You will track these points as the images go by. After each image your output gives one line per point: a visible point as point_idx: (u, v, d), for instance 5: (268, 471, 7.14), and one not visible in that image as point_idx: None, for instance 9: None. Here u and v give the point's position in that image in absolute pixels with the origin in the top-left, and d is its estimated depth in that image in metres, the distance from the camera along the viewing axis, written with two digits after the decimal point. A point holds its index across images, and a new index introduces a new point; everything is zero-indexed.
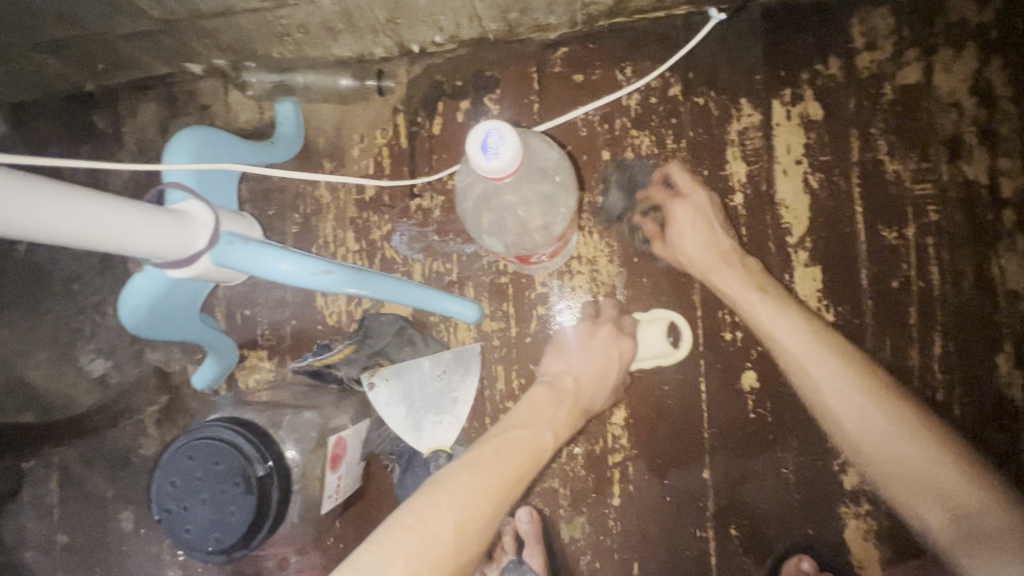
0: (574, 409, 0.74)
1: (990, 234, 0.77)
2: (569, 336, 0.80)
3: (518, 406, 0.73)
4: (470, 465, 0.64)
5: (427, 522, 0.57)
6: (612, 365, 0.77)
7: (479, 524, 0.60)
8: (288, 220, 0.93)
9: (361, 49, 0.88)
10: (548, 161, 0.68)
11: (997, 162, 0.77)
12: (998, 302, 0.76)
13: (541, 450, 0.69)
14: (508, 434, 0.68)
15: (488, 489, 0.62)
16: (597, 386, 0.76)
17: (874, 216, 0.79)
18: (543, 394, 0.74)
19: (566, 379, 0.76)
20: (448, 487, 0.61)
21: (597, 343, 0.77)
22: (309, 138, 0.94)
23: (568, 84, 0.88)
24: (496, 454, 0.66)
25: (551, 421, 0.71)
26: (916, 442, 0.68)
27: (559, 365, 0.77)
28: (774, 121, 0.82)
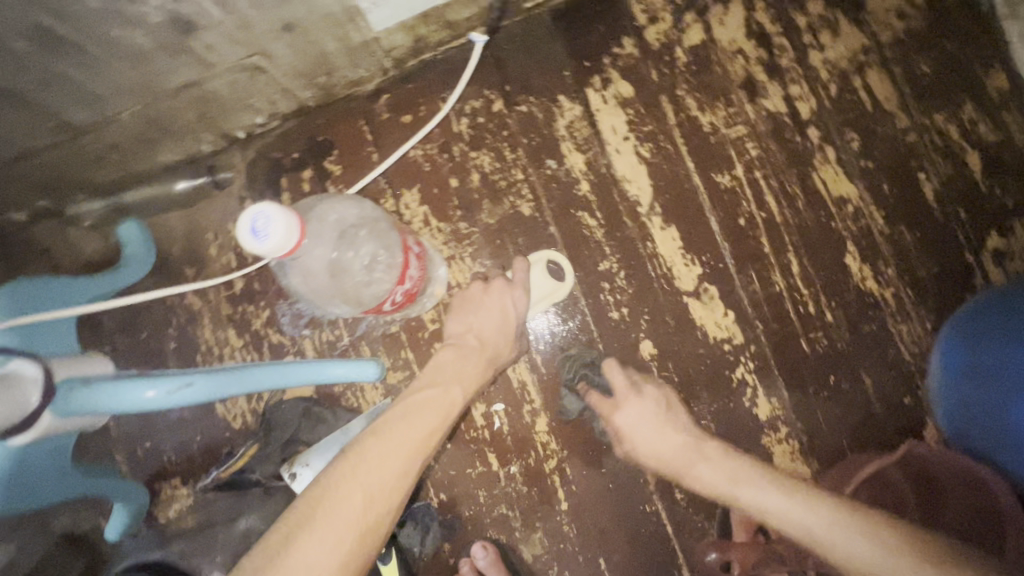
0: (483, 363, 0.72)
1: (805, 153, 0.84)
2: (464, 297, 0.77)
3: (423, 371, 0.70)
4: (377, 431, 0.60)
5: (335, 492, 0.53)
6: (510, 315, 0.76)
7: (393, 482, 0.56)
8: (164, 337, 0.90)
9: (187, 149, 0.87)
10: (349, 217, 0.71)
11: (789, 90, 0.85)
12: (831, 210, 0.83)
13: (452, 405, 0.66)
14: (416, 396, 0.65)
15: (400, 449, 0.59)
16: (498, 336, 0.75)
17: (705, 166, 0.85)
18: (445, 355, 0.72)
19: (468, 337, 0.74)
20: (354, 456, 0.56)
21: (489, 297, 0.76)
22: (161, 251, 0.91)
23: (398, 127, 0.90)
24: (405, 415, 0.63)
25: (457, 375, 0.69)
26: (884, 553, 0.59)
27: (458, 326, 0.75)
28: (593, 109, 0.87)
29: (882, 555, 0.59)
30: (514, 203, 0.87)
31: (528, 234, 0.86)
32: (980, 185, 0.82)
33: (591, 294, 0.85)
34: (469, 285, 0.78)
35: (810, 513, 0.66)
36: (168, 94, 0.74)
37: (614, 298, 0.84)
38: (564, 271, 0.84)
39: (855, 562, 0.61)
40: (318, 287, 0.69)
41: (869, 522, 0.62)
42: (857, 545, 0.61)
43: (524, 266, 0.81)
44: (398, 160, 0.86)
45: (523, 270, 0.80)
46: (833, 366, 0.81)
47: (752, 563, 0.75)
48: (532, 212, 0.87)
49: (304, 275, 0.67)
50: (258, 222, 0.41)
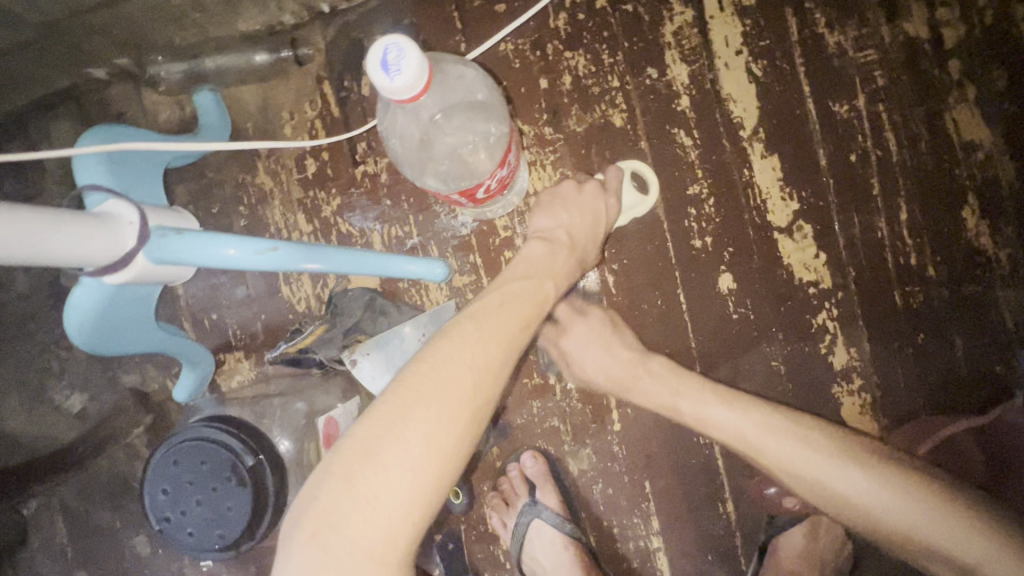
0: (573, 261, 0.70)
1: (940, 89, 0.75)
2: (554, 195, 0.74)
3: (512, 264, 0.68)
4: (475, 314, 0.59)
5: (441, 371, 0.53)
6: (601, 218, 0.73)
7: (494, 366, 0.56)
8: (234, 215, 0.90)
9: (269, 18, 0.83)
10: (467, 85, 0.66)
11: (935, 14, 0.75)
12: (956, 156, 0.76)
13: (544, 297, 0.65)
14: (509, 284, 0.64)
15: (500, 334, 0.58)
16: (588, 238, 0.72)
17: (822, 93, 0.77)
18: (537, 249, 0.69)
19: (558, 234, 0.71)
20: (455, 338, 0.56)
21: (583, 198, 0.73)
22: (236, 126, 0.89)
23: (490, 16, 0.83)
24: (500, 303, 0.61)
25: (549, 271, 0.67)
26: (913, 493, 0.66)
27: (548, 221, 0.72)
28: (707, 15, 0.79)
29: (908, 491, 0.66)
30: (606, 112, 0.81)
31: (615, 148, 0.81)
32: None
33: (674, 219, 0.80)
34: (558, 185, 0.75)
35: (825, 462, 0.70)
36: None
37: (699, 226, 0.80)
38: (651, 186, 0.80)
39: (892, 513, 0.66)
40: (417, 150, 0.65)
41: (902, 481, 0.67)
42: (885, 496, 0.67)
43: (615, 172, 0.76)
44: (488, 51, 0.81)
45: (615, 176, 0.76)
46: (924, 324, 0.77)
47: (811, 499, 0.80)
48: (624, 124, 0.81)
49: (407, 132, 0.64)
50: (388, 60, 0.38)
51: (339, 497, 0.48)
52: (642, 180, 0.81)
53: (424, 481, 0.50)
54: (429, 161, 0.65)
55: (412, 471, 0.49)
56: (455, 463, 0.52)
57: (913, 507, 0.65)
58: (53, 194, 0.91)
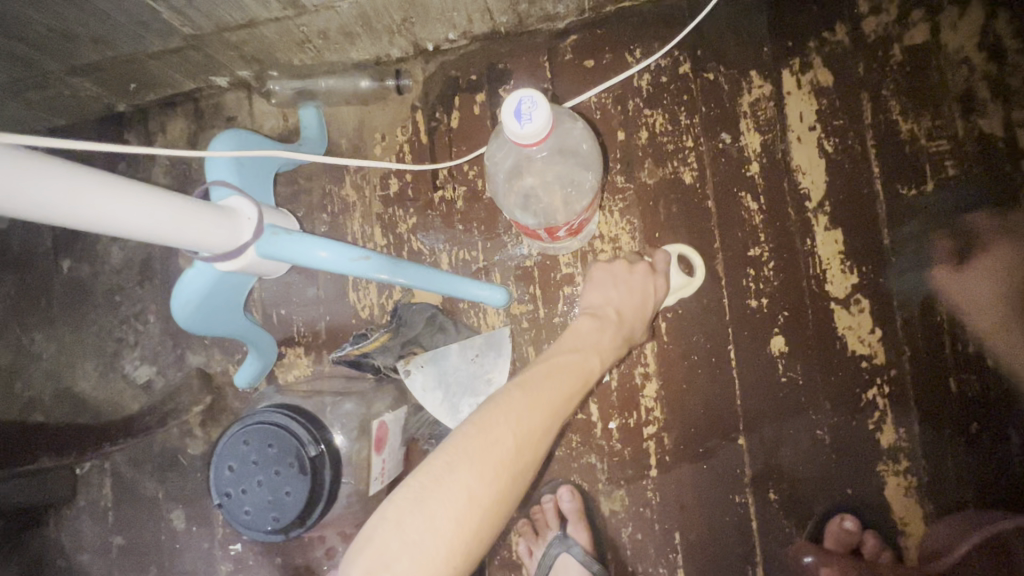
0: (617, 338, 0.73)
1: (1012, 184, 0.77)
2: (608, 272, 0.79)
3: (561, 338, 0.73)
4: (523, 384, 0.63)
5: (488, 432, 0.57)
6: (650, 298, 0.77)
7: (536, 435, 0.60)
8: (317, 221, 0.97)
9: (379, 51, 0.92)
10: (574, 136, 0.72)
11: (1012, 113, 0.78)
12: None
13: (591, 370, 0.68)
14: (557, 357, 0.68)
15: (545, 402, 0.62)
16: (634, 316, 0.75)
17: (891, 175, 0.80)
18: (586, 324, 0.73)
19: (607, 311, 0.75)
20: (504, 403, 0.60)
21: (633, 279, 0.77)
22: (332, 141, 0.97)
23: (578, 70, 0.90)
24: (547, 374, 0.65)
25: (596, 345, 0.71)
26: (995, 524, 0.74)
27: (598, 298, 0.77)
28: (784, 91, 0.84)
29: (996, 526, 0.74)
30: (677, 169, 0.86)
31: (682, 203, 0.85)
32: None
33: (732, 278, 0.83)
34: (613, 261, 0.80)
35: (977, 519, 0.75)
36: None
37: (756, 286, 0.82)
38: (697, 269, 0.83)
39: None
40: (507, 182, 0.72)
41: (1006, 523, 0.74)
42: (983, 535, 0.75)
43: (662, 257, 0.81)
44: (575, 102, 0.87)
45: (662, 259, 0.81)
46: (979, 413, 0.76)
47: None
48: (693, 181, 0.85)
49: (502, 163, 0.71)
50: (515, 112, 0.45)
51: (388, 541, 0.50)
52: (687, 263, 0.85)
53: (463, 535, 0.52)
54: (519, 193, 0.71)
55: (457, 521, 0.52)
56: (492, 524, 0.54)
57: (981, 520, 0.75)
58: (160, 182, 1.00)
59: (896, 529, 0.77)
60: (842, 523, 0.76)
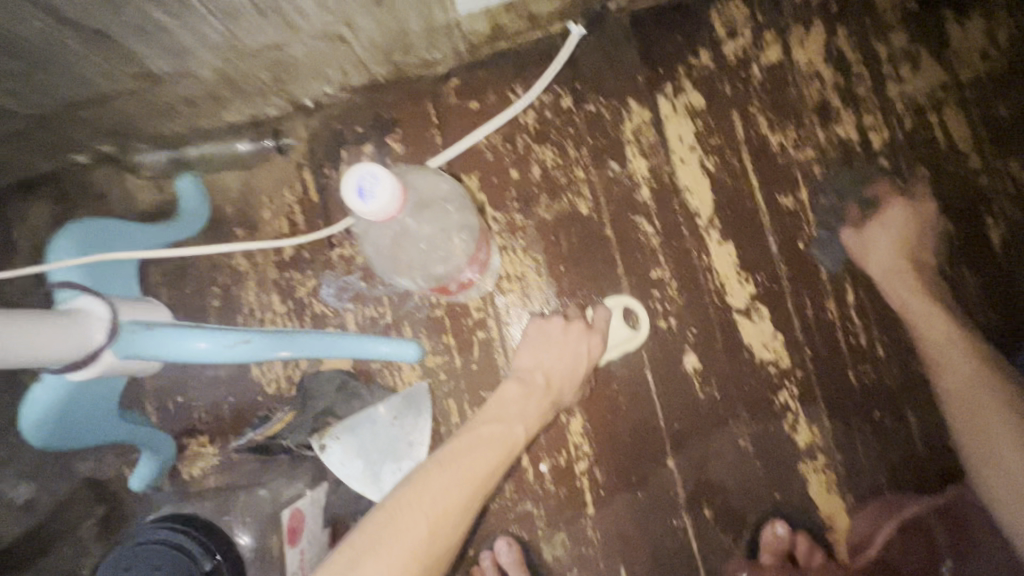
0: (545, 405, 0.76)
1: (873, 183, 0.83)
2: (543, 332, 0.80)
3: (488, 403, 0.75)
4: (444, 460, 0.66)
5: (400, 521, 0.60)
6: (582, 364, 0.78)
7: (453, 515, 0.63)
8: (208, 295, 0.90)
9: (254, 111, 0.87)
10: (435, 192, 0.74)
11: (863, 119, 0.84)
12: (893, 243, 0.82)
13: (513, 441, 0.71)
14: (481, 428, 0.71)
15: (462, 482, 0.65)
16: (566, 379, 0.78)
17: (769, 186, 0.84)
18: (512, 389, 0.76)
19: (536, 376, 0.77)
20: (422, 484, 0.64)
21: (567, 339, 0.79)
22: (216, 209, 0.91)
23: (464, 113, 0.90)
24: (468, 449, 0.68)
25: (521, 414, 0.73)
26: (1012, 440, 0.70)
27: (529, 360, 0.78)
28: (662, 116, 0.87)
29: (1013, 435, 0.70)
30: (572, 201, 0.86)
31: (582, 234, 0.86)
32: None
33: (640, 302, 0.84)
34: (549, 317, 0.81)
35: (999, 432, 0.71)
36: (250, 54, 0.74)
37: (663, 307, 0.83)
38: (641, 320, 0.83)
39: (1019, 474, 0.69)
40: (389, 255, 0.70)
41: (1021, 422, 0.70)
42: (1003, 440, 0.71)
43: (603, 311, 0.82)
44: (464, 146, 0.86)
45: (603, 316, 0.82)
46: (879, 401, 0.80)
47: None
48: (590, 211, 0.86)
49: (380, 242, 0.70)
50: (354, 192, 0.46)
51: None
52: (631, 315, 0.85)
53: None
54: (395, 255, 0.70)
55: None
56: None
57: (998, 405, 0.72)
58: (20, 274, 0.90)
59: (824, 525, 0.79)
60: (775, 529, 0.77)
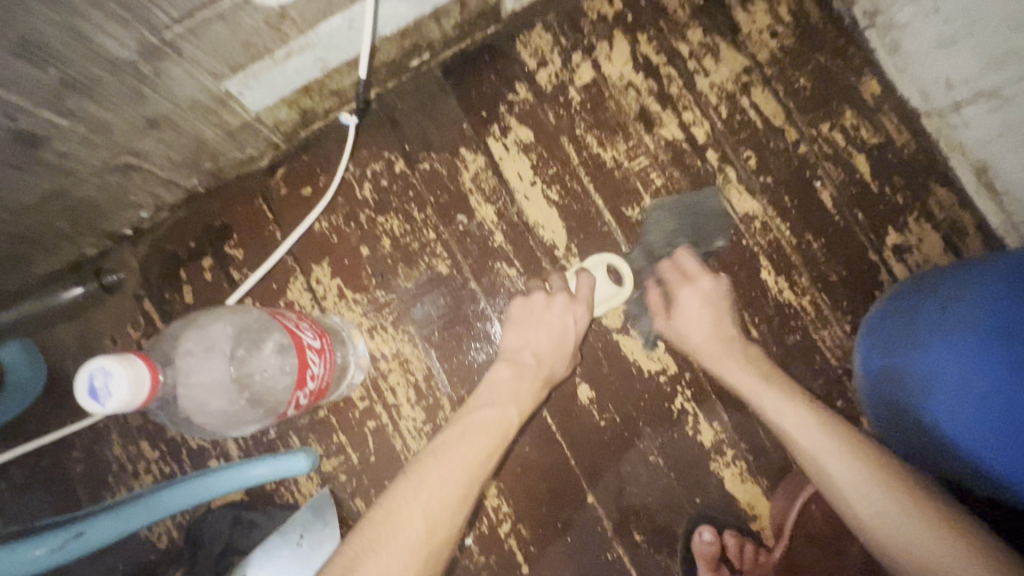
0: (539, 383, 0.72)
1: (707, 175, 0.86)
2: (525, 310, 0.77)
3: (479, 388, 0.71)
4: (437, 450, 0.62)
5: (394, 517, 0.55)
6: (570, 334, 0.75)
7: (452, 507, 0.57)
8: (69, 461, 0.82)
9: (67, 256, 0.81)
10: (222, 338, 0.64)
11: (683, 117, 0.87)
12: (740, 227, 0.85)
13: (508, 427, 0.67)
14: (472, 414, 0.67)
15: (457, 471, 0.60)
16: (555, 355, 0.74)
17: (614, 201, 0.85)
18: (503, 371, 0.72)
19: (525, 355, 0.74)
20: (416, 476, 0.59)
21: (551, 313, 0.76)
22: (56, 366, 0.83)
23: (299, 201, 0.86)
24: (464, 435, 0.63)
25: (513, 396, 0.69)
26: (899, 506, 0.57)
27: (518, 340, 0.75)
28: (496, 157, 0.86)
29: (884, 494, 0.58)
30: (430, 263, 0.84)
31: (448, 293, 0.84)
32: (871, 186, 0.85)
33: None
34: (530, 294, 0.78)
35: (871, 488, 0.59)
36: (31, 207, 0.68)
37: None
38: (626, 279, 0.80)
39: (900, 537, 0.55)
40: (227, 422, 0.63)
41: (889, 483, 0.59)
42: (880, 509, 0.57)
43: (585, 278, 0.78)
44: (300, 231, 0.82)
45: (586, 281, 0.78)
46: None
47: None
48: (450, 269, 0.84)
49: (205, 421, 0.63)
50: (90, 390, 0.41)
51: None
52: (616, 274, 0.82)
53: None
54: (246, 407, 0.62)
55: None
56: None
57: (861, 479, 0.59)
58: None
59: (748, 515, 0.80)
60: (702, 536, 0.78)
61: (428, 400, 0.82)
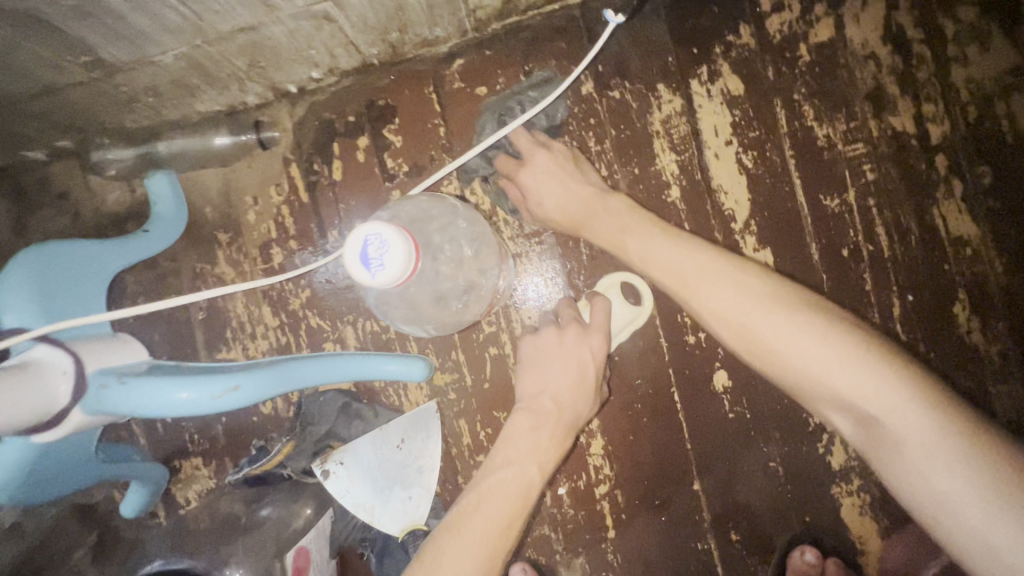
0: (561, 432, 0.65)
1: (927, 182, 0.75)
2: (537, 346, 0.69)
3: (496, 443, 0.65)
4: (450, 530, 0.57)
5: None
6: (589, 370, 0.67)
7: None
8: (191, 306, 0.82)
9: (230, 99, 0.76)
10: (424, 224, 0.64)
11: (921, 109, 0.75)
12: (946, 250, 0.75)
13: (529, 487, 0.62)
14: (487, 479, 0.61)
15: (474, 553, 0.56)
16: (577, 395, 0.66)
17: (813, 185, 0.75)
18: (519, 423, 0.65)
19: (544, 401, 0.66)
20: (430, 563, 0.55)
21: (566, 349, 0.67)
22: (195, 211, 0.81)
23: (471, 100, 0.79)
24: (480, 503, 0.59)
25: (534, 453, 0.63)
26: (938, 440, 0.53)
27: (533, 384, 0.67)
28: (695, 104, 0.77)
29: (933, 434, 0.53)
30: None
31: None
32: None
33: (668, 313, 0.77)
34: (540, 329, 0.70)
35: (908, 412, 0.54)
36: (222, 38, 0.63)
37: (692, 321, 0.76)
38: (642, 299, 0.75)
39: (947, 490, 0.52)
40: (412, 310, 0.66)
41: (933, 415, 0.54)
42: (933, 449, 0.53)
43: (602, 305, 0.70)
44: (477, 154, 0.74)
45: (600, 305, 0.70)
46: None
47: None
48: None
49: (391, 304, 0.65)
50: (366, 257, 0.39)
51: None
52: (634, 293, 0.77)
53: None
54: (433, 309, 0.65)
55: None
56: None
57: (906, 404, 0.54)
58: None
59: (855, 548, 0.76)
60: (804, 555, 0.73)
61: None
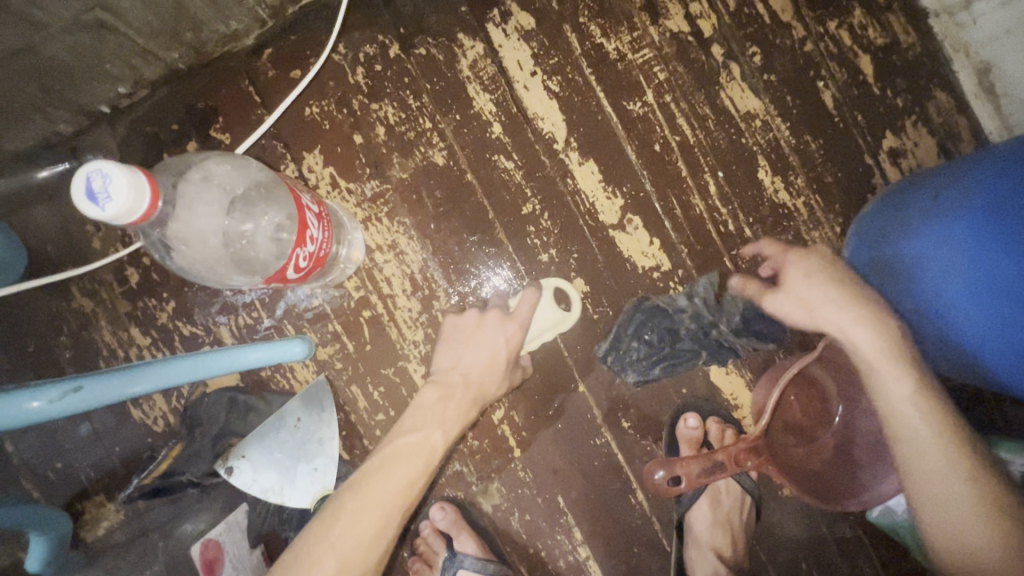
0: (467, 402, 0.72)
1: (712, 71, 0.84)
2: (456, 327, 0.76)
3: (406, 413, 0.71)
4: (354, 486, 0.63)
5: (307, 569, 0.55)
6: (500, 354, 0.74)
7: (368, 540, 0.59)
8: (56, 347, 0.81)
9: (41, 132, 0.76)
10: (222, 175, 0.63)
11: (689, 8, 0.83)
12: (740, 125, 0.84)
13: (431, 451, 0.67)
14: (396, 442, 0.67)
15: (376, 504, 0.61)
16: (485, 374, 0.73)
17: (615, 94, 0.83)
18: (428, 394, 0.71)
19: (452, 376, 0.73)
20: (333, 515, 0.60)
21: (480, 333, 0.75)
22: (39, 252, 0.81)
23: (287, 84, 0.82)
24: (386, 464, 0.65)
25: (438, 419, 0.69)
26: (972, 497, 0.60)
27: (447, 360, 0.75)
28: (495, 45, 0.83)
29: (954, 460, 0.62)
30: (425, 153, 0.82)
31: (444, 186, 0.82)
32: (874, 87, 0.84)
33: (517, 239, 0.82)
34: (463, 311, 0.78)
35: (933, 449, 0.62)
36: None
37: (541, 241, 0.82)
38: (573, 303, 0.81)
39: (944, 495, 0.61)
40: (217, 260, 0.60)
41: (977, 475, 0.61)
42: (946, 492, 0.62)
43: (532, 294, 0.77)
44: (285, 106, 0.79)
45: (531, 297, 0.77)
46: (759, 278, 0.83)
47: (696, 472, 0.77)
48: (446, 160, 0.82)
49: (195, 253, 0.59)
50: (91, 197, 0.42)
51: None
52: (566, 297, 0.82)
53: None
54: (238, 260, 0.61)
55: None
56: None
57: (923, 447, 0.63)
58: None
59: (731, 406, 0.84)
60: (686, 422, 0.82)
61: (424, 292, 0.82)
